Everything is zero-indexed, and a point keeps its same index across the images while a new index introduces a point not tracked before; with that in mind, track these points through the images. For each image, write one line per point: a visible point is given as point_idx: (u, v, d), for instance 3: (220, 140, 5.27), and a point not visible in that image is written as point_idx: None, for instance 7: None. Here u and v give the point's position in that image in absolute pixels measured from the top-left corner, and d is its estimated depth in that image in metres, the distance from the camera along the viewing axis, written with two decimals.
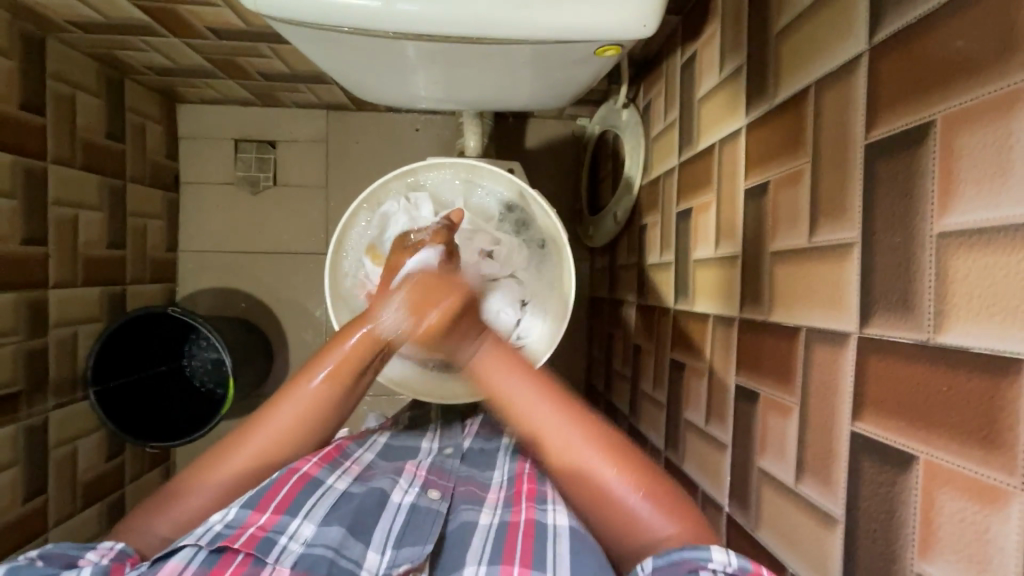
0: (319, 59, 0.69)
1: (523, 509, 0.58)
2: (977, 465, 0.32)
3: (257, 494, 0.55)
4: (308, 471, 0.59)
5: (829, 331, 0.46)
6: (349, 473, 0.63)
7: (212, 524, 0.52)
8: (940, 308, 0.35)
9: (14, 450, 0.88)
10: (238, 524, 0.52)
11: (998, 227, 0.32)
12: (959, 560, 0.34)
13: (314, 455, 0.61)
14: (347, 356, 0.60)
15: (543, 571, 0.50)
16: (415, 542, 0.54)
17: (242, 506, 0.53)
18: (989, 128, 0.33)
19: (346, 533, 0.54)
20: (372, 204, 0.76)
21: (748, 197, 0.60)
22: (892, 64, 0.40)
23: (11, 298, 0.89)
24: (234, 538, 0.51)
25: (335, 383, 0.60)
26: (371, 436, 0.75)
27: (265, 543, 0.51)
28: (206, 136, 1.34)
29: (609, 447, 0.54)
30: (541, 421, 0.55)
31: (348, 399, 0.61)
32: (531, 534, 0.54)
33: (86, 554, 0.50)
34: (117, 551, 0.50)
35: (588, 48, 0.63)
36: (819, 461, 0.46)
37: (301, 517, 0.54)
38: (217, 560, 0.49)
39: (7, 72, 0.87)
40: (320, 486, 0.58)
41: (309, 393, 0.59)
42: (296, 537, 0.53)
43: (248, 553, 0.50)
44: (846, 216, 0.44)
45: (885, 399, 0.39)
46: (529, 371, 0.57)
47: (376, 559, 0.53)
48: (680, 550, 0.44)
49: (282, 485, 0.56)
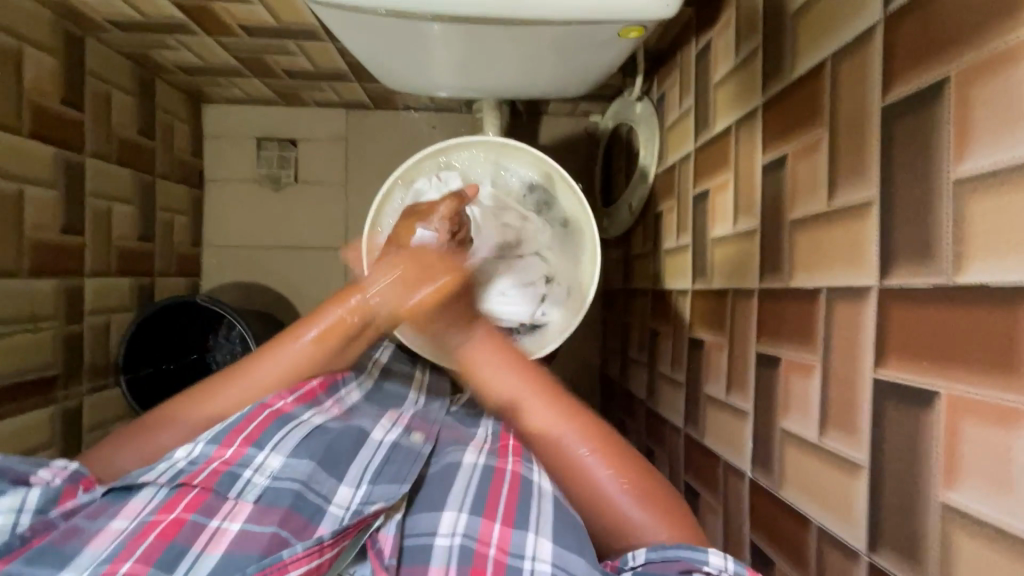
0: (353, 41, 0.73)
1: (508, 461, 0.60)
2: (997, 392, 0.34)
3: (226, 429, 0.56)
4: (282, 407, 0.59)
5: (851, 286, 0.48)
6: (327, 412, 0.64)
7: (176, 460, 0.54)
8: (958, 250, 0.38)
9: (51, 430, 0.91)
10: (204, 459, 0.54)
11: (1010, 168, 0.35)
12: (982, 483, 0.36)
13: (291, 392, 0.61)
14: (339, 323, 0.62)
15: (526, 528, 0.51)
16: (391, 481, 0.56)
17: (208, 441, 0.55)
18: (1001, 78, 0.35)
19: (317, 469, 0.56)
20: (405, 180, 0.80)
21: (766, 172, 0.63)
22: (908, 28, 0.43)
23: (52, 283, 0.93)
24: (195, 474, 0.53)
25: (326, 345, 0.62)
26: (363, 374, 0.76)
27: (229, 478, 0.54)
28: (230, 134, 1.38)
29: (590, 440, 0.55)
30: (519, 403, 0.58)
31: (335, 358, 0.63)
32: (517, 487, 0.56)
33: (38, 472, 0.50)
34: (71, 471, 0.51)
35: (611, 29, 0.66)
36: (843, 413, 0.48)
37: (269, 450, 0.56)
38: (177, 495, 0.52)
39: (49, 68, 0.91)
40: (293, 420, 0.59)
41: (299, 347, 0.61)
42: (261, 471, 0.55)
43: (208, 489, 0.52)
44: (865, 176, 0.47)
45: (907, 342, 0.41)
46: (514, 359, 0.60)
47: (349, 494, 0.55)
48: (676, 548, 0.46)
49: (254, 418, 0.57)
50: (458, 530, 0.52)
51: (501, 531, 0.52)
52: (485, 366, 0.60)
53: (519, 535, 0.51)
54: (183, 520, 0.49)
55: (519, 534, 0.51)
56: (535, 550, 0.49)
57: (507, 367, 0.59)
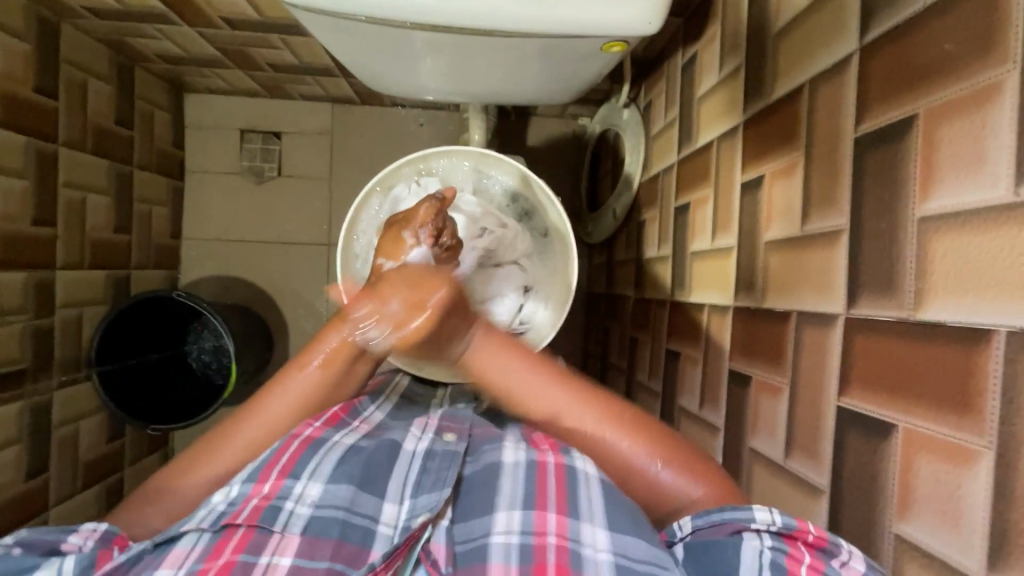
0: (336, 45, 0.72)
1: (549, 452, 0.55)
2: (950, 429, 0.35)
3: (259, 465, 0.52)
4: (311, 434, 0.55)
5: (820, 312, 0.48)
6: (357, 431, 0.59)
7: (214, 504, 0.50)
8: (920, 287, 0.38)
9: (19, 426, 0.88)
10: (242, 499, 0.50)
11: (970, 210, 0.35)
12: (932, 516, 0.36)
13: (317, 418, 0.58)
14: (340, 346, 0.58)
15: (580, 517, 0.49)
16: (432, 488, 0.53)
17: (244, 480, 0.51)
18: (965, 119, 0.36)
19: (357, 491, 0.52)
20: (384, 187, 0.79)
21: (744, 191, 0.63)
22: (882, 60, 0.43)
23: (21, 276, 0.90)
24: (237, 513, 0.49)
25: (335, 368, 0.58)
26: (379, 397, 0.72)
27: (271, 512, 0.49)
28: (212, 125, 1.36)
29: (620, 425, 0.53)
30: (544, 402, 0.55)
31: (346, 383, 0.60)
32: (563, 479, 0.52)
33: (69, 537, 0.48)
34: (102, 532, 0.49)
35: (595, 42, 0.66)
36: (806, 437, 0.49)
37: (306, 479, 0.52)
38: (222, 538, 0.48)
39: (21, 55, 0.89)
40: (325, 444, 0.55)
41: (302, 381, 0.58)
42: (302, 500, 0.51)
43: (252, 526, 0.48)
44: (837, 205, 0.47)
45: (869, 372, 0.42)
46: (529, 358, 0.56)
47: (394, 511, 0.52)
48: (723, 512, 0.45)
49: (286, 449, 0.54)
50: (514, 528, 0.49)
51: (557, 520, 0.49)
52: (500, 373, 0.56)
53: (575, 525, 0.49)
54: (233, 561, 0.46)
55: (574, 524, 0.49)
56: (592, 541, 0.47)
57: (524, 369, 0.55)
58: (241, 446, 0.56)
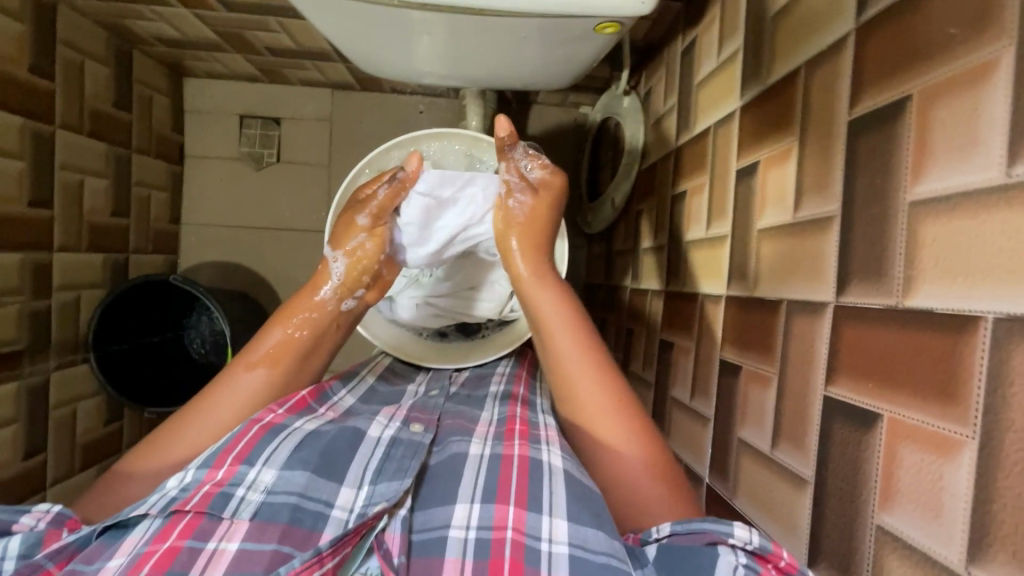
0: (327, 26, 0.71)
1: (514, 444, 0.56)
2: (934, 419, 0.34)
3: (215, 451, 0.52)
4: (271, 420, 0.56)
5: (809, 300, 0.47)
6: (322, 417, 0.60)
7: (167, 490, 0.50)
8: (909, 274, 0.37)
9: (15, 407, 0.89)
10: (195, 485, 0.50)
11: (963, 193, 0.34)
12: (914, 508, 0.36)
13: (280, 405, 0.59)
14: (282, 345, 0.64)
15: (540, 511, 0.49)
16: (392, 477, 0.52)
17: (199, 467, 0.51)
18: (959, 99, 0.35)
19: (313, 477, 0.52)
20: (374, 170, 0.79)
21: (739, 178, 0.62)
22: (877, 39, 0.42)
23: (18, 257, 0.91)
24: (187, 500, 0.48)
25: (282, 366, 0.63)
26: (354, 379, 0.73)
27: (221, 498, 0.49)
28: (212, 110, 1.35)
29: (628, 408, 0.58)
30: (571, 365, 0.61)
31: (289, 385, 0.64)
32: (528, 471, 0.52)
33: (21, 518, 0.47)
34: (55, 513, 0.48)
35: (588, 24, 0.65)
36: (793, 427, 0.48)
37: (261, 464, 0.51)
38: (170, 522, 0.47)
39: (16, 35, 0.88)
40: (283, 430, 0.55)
41: (247, 383, 0.61)
42: (255, 486, 0.50)
43: (201, 512, 0.48)
44: (829, 191, 0.46)
45: (856, 360, 0.41)
46: (576, 323, 0.64)
47: (351, 496, 0.51)
48: (701, 520, 0.44)
49: (243, 436, 0.54)
50: (471, 523, 0.49)
51: (516, 514, 0.48)
52: (562, 340, 0.63)
53: (534, 517, 0.48)
54: (178, 547, 0.45)
55: (534, 518, 0.48)
56: (551, 535, 0.47)
57: (568, 328, 0.64)
58: (205, 430, 0.58)
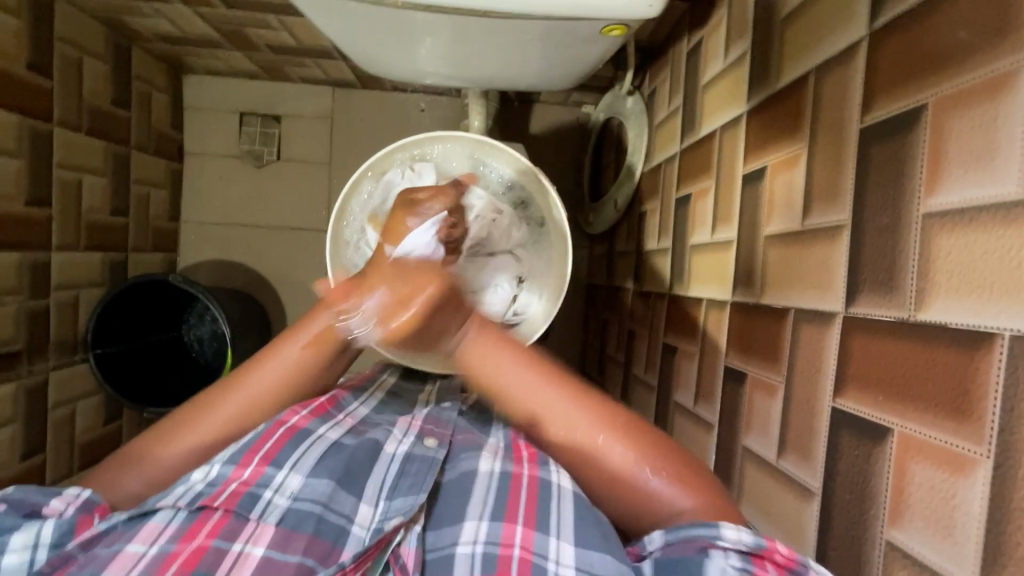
0: (329, 27, 0.70)
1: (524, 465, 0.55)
2: (949, 436, 0.34)
3: (242, 449, 0.52)
4: (296, 423, 0.55)
5: (818, 310, 0.46)
6: (342, 425, 0.59)
7: (193, 482, 0.50)
8: (922, 286, 0.37)
9: (14, 408, 0.88)
10: (221, 481, 0.50)
11: (981, 206, 0.33)
12: (925, 526, 0.35)
13: (303, 406, 0.57)
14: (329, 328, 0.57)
15: (549, 532, 0.48)
16: (408, 492, 0.52)
17: (225, 462, 0.51)
18: (977, 110, 0.34)
19: (337, 488, 0.51)
20: (375, 172, 0.78)
21: (745, 182, 0.61)
22: (891, 46, 0.41)
23: (15, 257, 0.90)
24: (214, 496, 0.48)
25: (324, 349, 0.58)
26: (364, 394, 0.71)
27: (249, 499, 0.48)
28: (211, 107, 1.34)
29: (617, 429, 0.51)
30: (536, 408, 0.53)
31: (330, 369, 0.59)
32: (535, 493, 0.52)
33: (50, 502, 0.48)
34: (83, 500, 0.49)
35: (594, 25, 0.64)
36: (799, 437, 0.48)
37: (288, 469, 0.51)
38: (197, 519, 0.47)
39: (13, 32, 0.87)
40: (309, 437, 0.54)
41: (291, 357, 0.57)
42: (282, 491, 0.50)
43: (229, 511, 0.47)
44: (839, 199, 0.45)
45: (866, 374, 0.41)
46: (522, 355, 0.53)
47: (369, 513, 0.51)
48: (691, 527, 0.44)
49: (270, 436, 0.53)
50: (479, 538, 0.49)
51: (524, 533, 0.48)
52: (508, 385, 0.53)
53: (541, 538, 0.48)
54: (205, 547, 0.45)
55: (541, 539, 0.48)
56: (557, 555, 0.46)
57: (512, 365, 0.53)
58: (207, 434, 0.54)
